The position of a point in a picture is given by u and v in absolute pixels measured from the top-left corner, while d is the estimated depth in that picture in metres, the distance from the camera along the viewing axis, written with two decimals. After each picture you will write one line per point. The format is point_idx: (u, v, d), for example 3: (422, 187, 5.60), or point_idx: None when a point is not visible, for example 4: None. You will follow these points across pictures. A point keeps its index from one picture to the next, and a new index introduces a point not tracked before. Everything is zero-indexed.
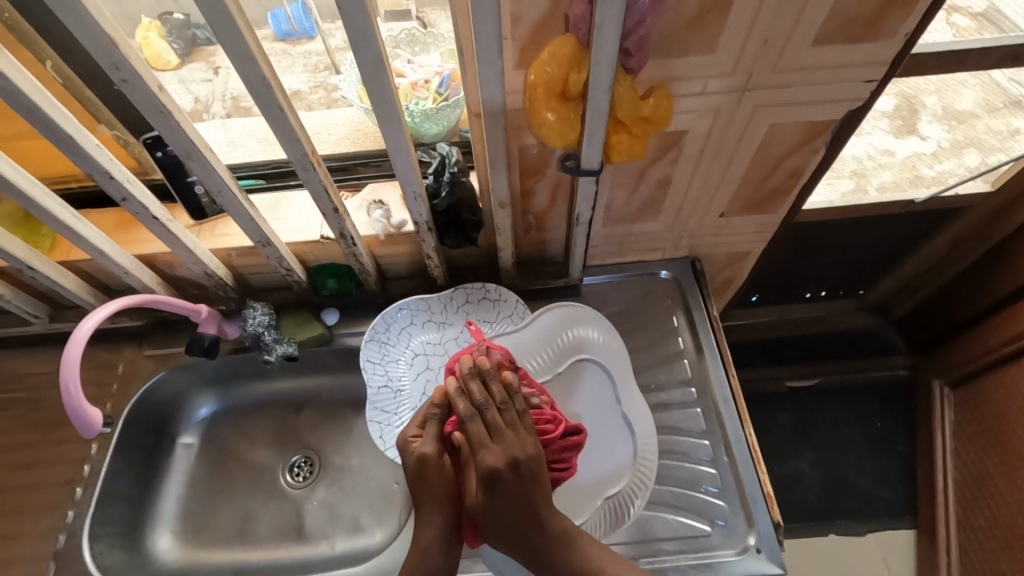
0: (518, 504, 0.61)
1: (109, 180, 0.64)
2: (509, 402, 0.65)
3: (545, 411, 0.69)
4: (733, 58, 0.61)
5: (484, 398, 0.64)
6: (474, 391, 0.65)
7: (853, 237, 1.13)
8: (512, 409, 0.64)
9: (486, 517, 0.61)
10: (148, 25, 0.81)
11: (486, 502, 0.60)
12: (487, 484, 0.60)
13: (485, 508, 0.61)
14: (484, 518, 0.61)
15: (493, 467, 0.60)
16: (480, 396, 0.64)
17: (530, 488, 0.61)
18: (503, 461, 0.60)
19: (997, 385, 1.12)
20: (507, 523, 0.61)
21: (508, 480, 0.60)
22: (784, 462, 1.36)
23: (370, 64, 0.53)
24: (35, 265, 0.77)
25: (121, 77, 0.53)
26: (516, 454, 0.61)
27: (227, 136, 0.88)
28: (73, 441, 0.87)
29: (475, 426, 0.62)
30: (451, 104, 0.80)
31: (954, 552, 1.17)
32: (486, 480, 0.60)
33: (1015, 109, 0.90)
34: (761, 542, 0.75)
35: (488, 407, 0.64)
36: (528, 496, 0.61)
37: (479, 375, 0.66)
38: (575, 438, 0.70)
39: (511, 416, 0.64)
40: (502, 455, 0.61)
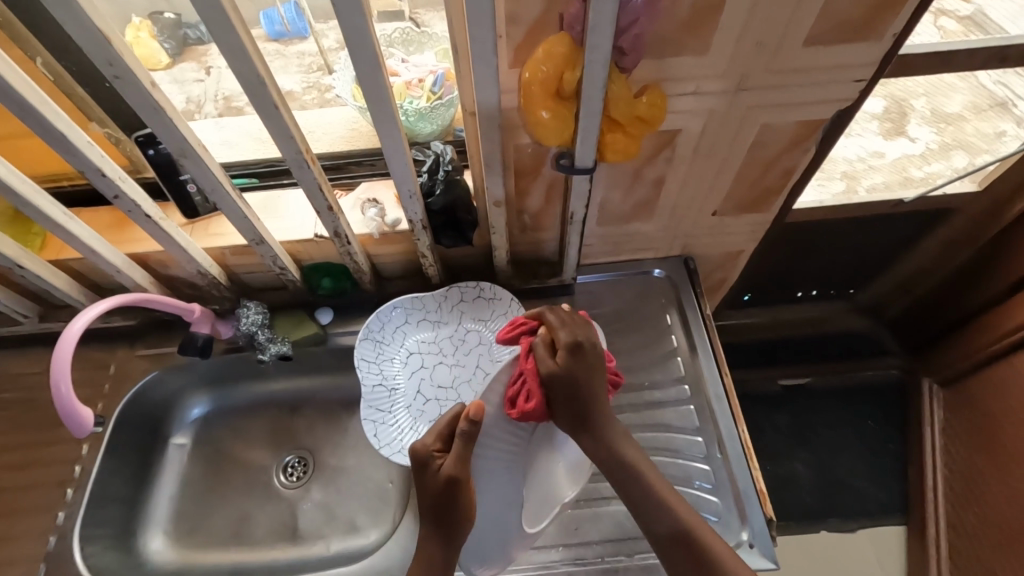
0: (588, 383, 0.68)
1: (101, 177, 0.64)
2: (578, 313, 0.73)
3: (602, 352, 0.76)
4: (726, 59, 0.62)
5: (560, 308, 0.73)
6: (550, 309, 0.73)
7: (844, 238, 1.14)
8: (583, 317, 0.73)
9: (560, 392, 0.67)
10: (139, 25, 0.79)
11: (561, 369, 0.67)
12: (572, 349, 0.67)
13: (560, 376, 0.67)
14: (563, 385, 0.67)
15: (574, 338, 0.68)
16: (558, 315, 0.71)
17: (597, 372, 0.68)
18: (584, 336, 0.68)
19: (987, 383, 1.14)
20: (569, 399, 0.67)
21: (586, 353, 0.68)
22: (777, 460, 1.37)
23: (366, 62, 0.53)
24: (25, 264, 0.76)
25: (114, 73, 0.52)
26: (592, 333, 0.70)
27: (221, 134, 0.88)
28: (63, 442, 0.86)
29: (557, 315, 0.71)
30: (445, 102, 0.80)
31: (944, 548, 1.18)
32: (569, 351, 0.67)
33: (1000, 111, 0.93)
34: (754, 538, 0.75)
35: (564, 311, 0.73)
36: (596, 372, 0.68)
37: (551, 308, 0.74)
38: (617, 378, 0.74)
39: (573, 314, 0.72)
40: (576, 334, 0.69)
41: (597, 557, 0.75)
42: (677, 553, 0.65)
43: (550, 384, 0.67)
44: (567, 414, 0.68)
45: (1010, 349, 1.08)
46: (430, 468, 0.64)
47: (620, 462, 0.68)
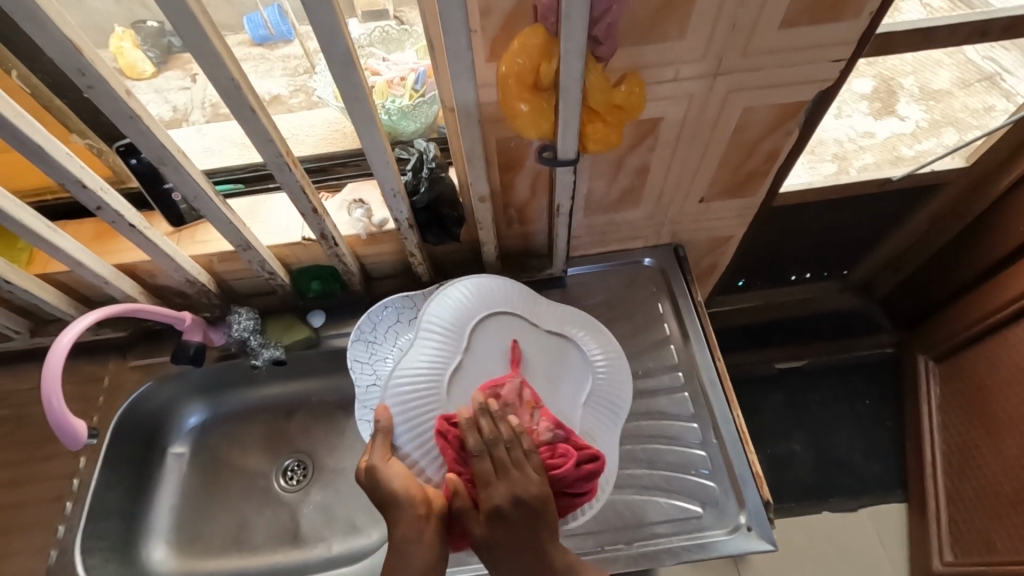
0: (518, 549, 0.58)
1: (82, 189, 0.63)
2: (516, 441, 0.62)
3: (558, 444, 0.65)
4: (704, 43, 0.61)
5: (490, 434, 0.62)
6: (483, 429, 0.63)
7: (835, 219, 1.14)
8: (517, 445, 0.62)
9: (495, 547, 0.58)
10: (122, 34, 0.81)
11: (489, 537, 0.58)
12: (490, 518, 0.58)
13: (487, 547, 0.58)
14: (481, 553, 0.59)
15: (506, 497, 0.58)
16: (490, 432, 0.62)
17: (536, 528, 0.58)
18: (507, 502, 0.58)
19: (980, 357, 1.14)
20: (502, 564, 0.59)
21: (512, 518, 0.58)
22: (777, 444, 1.37)
23: (340, 63, 0.53)
24: (12, 280, 0.76)
25: (87, 83, 0.52)
26: (520, 494, 0.58)
27: (203, 142, 0.87)
28: (61, 455, 0.86)
29: (482, 464, 0.60)
30: (428, 100, 0.80)
31: (943, 522, 1.19)
32: (488, 519, 0.58)
33: (988, 86, 0.93)
34: (751, 520, 0.76)
35: (494, 443, 0.61)
36: (529, 531, 0.58)
37: (489, 412, 0.64)
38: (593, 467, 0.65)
39: (516, 454, 0.61)
40: (496, 493, 0.59)
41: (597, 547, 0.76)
42: None
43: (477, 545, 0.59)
44: (506, 556, 0.58)
45: (1000, 325, 1.09)
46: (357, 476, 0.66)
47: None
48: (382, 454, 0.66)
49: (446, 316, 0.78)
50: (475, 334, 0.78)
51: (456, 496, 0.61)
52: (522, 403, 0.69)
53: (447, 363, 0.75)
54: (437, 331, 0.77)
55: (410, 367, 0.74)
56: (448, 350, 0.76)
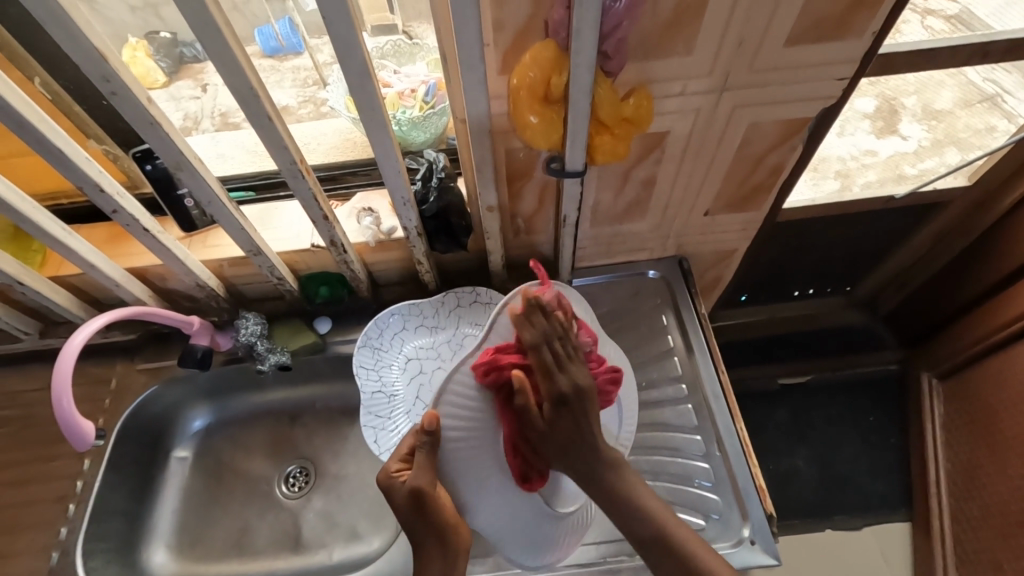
0: (576, 430, 0.66)
1: (100, 193, 0.65)
2: (566, 336, 0.68)
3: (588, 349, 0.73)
4: (710, 59, 0.63)
5: (548, 330, 0.67)
6: (538, 324, 0.67)
7: (838, 236, 1.15)
8: (570, 341, 0.69)
9: (557, 431, 0.66)
10: (136, 45, 0.82)
11: (554, 423, 0.66)
12: (557, 404, 0.65)
13: (552, 436, 0.66)
14: (547, 442, 0.66)
15: (564, 389, 0.65)
16: (543, 325, 0.67)
17: (590, 413, 0.66)
18: (571, 388, 0.66)
19: (984, 375, 1.14)
20: (561, 452, 0.66)
21: (574, 405, 0.66)
22: (781, 459, 1.36)
23: (356, 73, 0.54)
24: (26, 281, 0.77)
25: (110, 89, 0.53)
26: (582, 382, 0.66)
27: (217, 149, 0.90)
28: (66, 456, 0.86)
29: (543, 355, 0.66)
30: (437, 112, 0.81)
31: (948, 541, 1.18)
32: (557, 405, 0.65)
33: (989, 107, 0.94)
34: (755, 534, 0.76)
35: (552, 337, 0.67)
36: (588, 413, 0.66)
37: (541, 309, 0.67)
38: (615, 373, 0.72)
39: (569, 348, 0.68)
40: (563, 385, 0.66)
41: (600, 558, 0.75)
42: (661, 559, 0.64)
43: (541, 432, 0.66)
44: (566, 434, 0.66)
45: (1004, 342, 1.09)
46: (394, 486, 0.62)
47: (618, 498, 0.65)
48: (425, 475, 0.62)
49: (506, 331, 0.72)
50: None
51: (524, 394, 0.64)
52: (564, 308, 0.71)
53: None
54: None
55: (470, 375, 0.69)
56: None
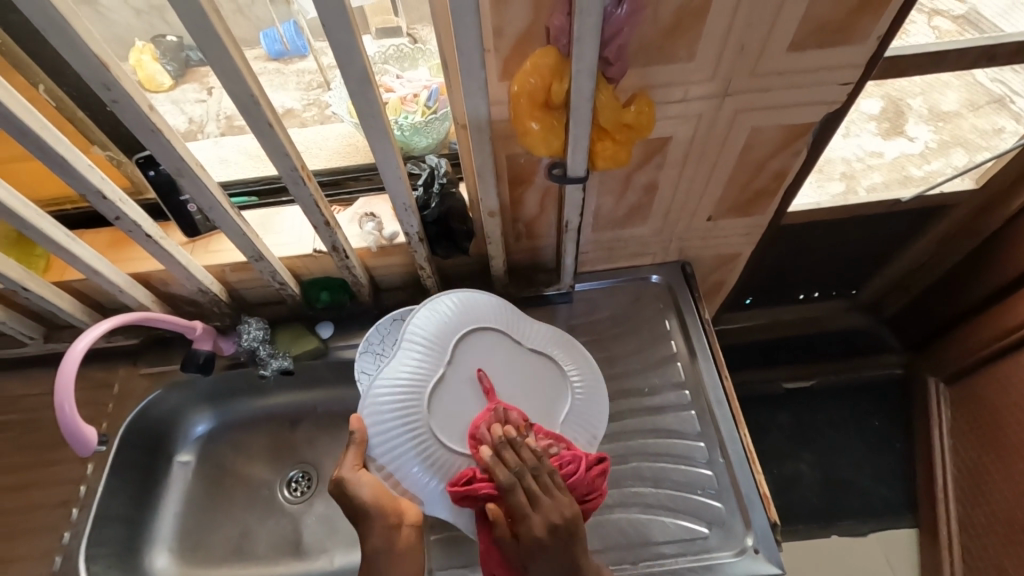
0: (557, 575, 0.60)
1: (102, 200, 0.65)
2: (542, 467, 0.64)
3: (564, 454, 0.68)
4: (712, 64, 0.62)
5: (518, 465, 0.64)
6: (509, 459, 0.65)
7: (843, 239, 1.14)
8: (545, 472, 0.64)
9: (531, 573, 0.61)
10: (142, 48, 0.83)
11: (528, 562, 0.61)
12: (531, 549, 0.60)
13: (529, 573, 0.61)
14: (524, 574, 0.62)
15: (535, 535, 0.60)
16: (516, 463, 0.64)
17: (571, 549, 0.61)
18: (545, 530, 0.60)
19: (991, 381, 1.13)
20: None
21: (549, 546, 0.60)
22: (785, 465, 1.35)
23: (356, 80, 0.54)
24: (29, 285, 0.77)
25: (112, 97, 0.53)
26: (556, 520, 0.60)
27: (221, 154, 0.89)
28: (69, 460, 0.87)
29: (513, 497, 0.62)
30: (440, 116, 0.81)
31: (955, 549, 1.16)
32: (530, 549, 0.60)
33: (997, 108, 0.93)
34: (758, 542, 0.75)
35: (523, 473, 0.63)
36: (569, 554, 0.61)
37: (509, 442, 0.67)
38: (603, 465, 0.68)
39: (545, 481, 0.63)
40: (533, 527, 0.60)
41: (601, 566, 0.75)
42: None
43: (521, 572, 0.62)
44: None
45: (1011, 347, 1.08)
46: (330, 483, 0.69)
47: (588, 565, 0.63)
48: (351, 467, 0.68)
49: (430, 325, 0.77)
50: (459, 347, 0.77)
51: (499, 528, 0.62)
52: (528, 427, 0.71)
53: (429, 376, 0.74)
54: (421, 341, 0.76)
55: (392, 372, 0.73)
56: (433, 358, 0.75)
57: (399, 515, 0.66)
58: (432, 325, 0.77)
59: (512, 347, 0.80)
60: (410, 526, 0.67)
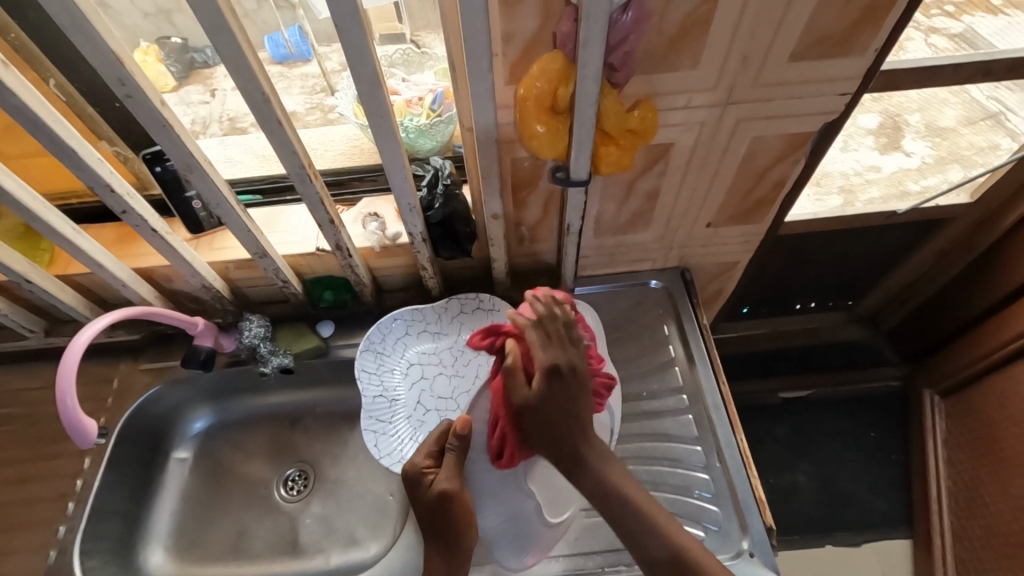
0: (564, 414, 0.67)
1: (110, 194, 0.66)
2: (570, 322, 0.71)
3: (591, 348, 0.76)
4: (714, 73, 0.64)
5: (549, 315, 0.70)
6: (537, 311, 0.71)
7: (841, 250, 1.15)
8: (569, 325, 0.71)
9: (541, 415, 0.67)
10: (147, 49, 0.83)
11: (541, 396, 0.67)
12: (547, 380, 0.67)
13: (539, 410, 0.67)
14: (532, 414, 0.68)
15: (554, 364, 0.67)
16: (548, 314, 0.71)
17: (580, 398, 0.68)
18: (565, 362, 0.68)
19: (986, 393, 1.14)
20: (549, 430, 0.68)
21: (563, 382, 0.67)
22: (781, 474, 1.36)
23: (367, 80, 0.55)
24: (33, 278, 0.77)
25: (126, 92, 0.54)
26: (574, 363, 0.69)
27: (226, 153, 0.90)
28: (68, 454, 0.87)
29: (536, 334, 0.69)
30: (445, 119, 0.82)
31: (950, 560, 1.17)
32: (545, 378, 0.67)
33: (992, 125, 0.95)
34: (754, 546, 0.75)
35: (552, 324, 0.70)
36: (577, 401, 0.68)
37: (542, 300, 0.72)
38: (610, 381, 0.76)
39: (570, 331, 0.71)
40: (553, 359, 0.68)
41: (597, 568, 0.75)
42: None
43: (528, 414, 0.68)
44: (557, 420, 0.67)
45: (1007, 359, 1.09)
46: (420, 482, 0.70)
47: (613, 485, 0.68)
48: (453, 478, 0.70)
49: None
50: None
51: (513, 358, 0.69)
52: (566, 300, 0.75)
53: None
54: None
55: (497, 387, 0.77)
56: None
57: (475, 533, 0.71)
58: None
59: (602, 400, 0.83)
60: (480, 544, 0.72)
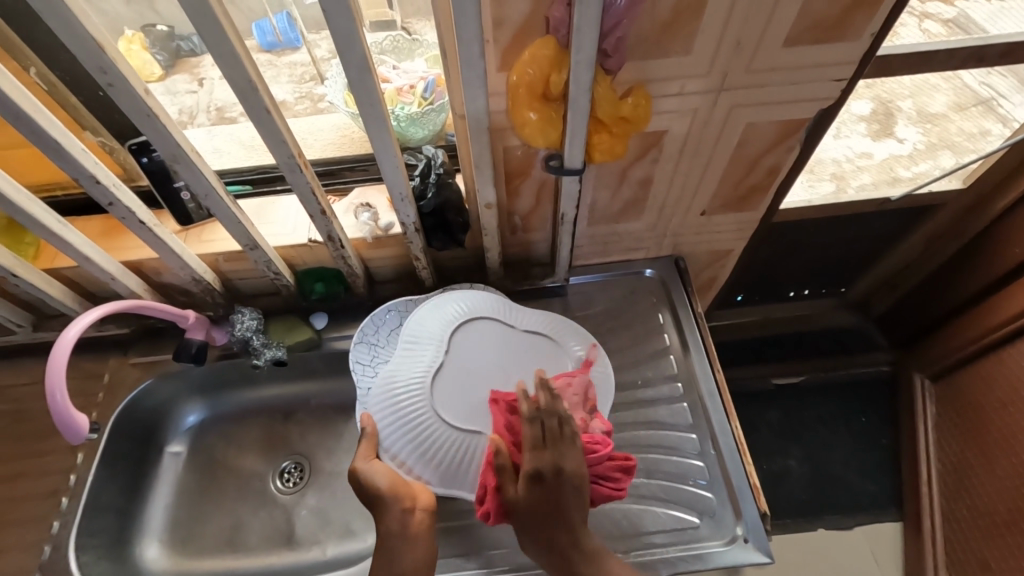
0: (551, 510, 0.64)
1: (95, 185, 0.64)
2: (562, 414, 0.68)
3: (594, 435, 0.71)
4: (708, 60, 0.63)
5: (547, 404, 0.68)
6: (541, 402, 0.68)
7: (834, 237, 1.16)
8: (563, 421, 0.67)
9: (531, 512, 0.64)
10: (131, 37, 0.81)
11: (528, 496, 0.64)
12: (532, 483, 0.64)
13: (525, 505, 0.64)
14: (524, 515, 0.64)
15: (537, 467, 0.64)
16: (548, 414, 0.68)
17: (569, 500, 0.64)
18: (551, 467, 0.64)
19: (975, 378, 1.15)
20: (543, 522, 0.64)
21: (549, 484, 0.64)
22: (774, 460, 1.37)
23: (356, 68, 0.54)
24: (19, 272, 0.76)
25: (107, 81, 0.53)
26: (563, 465, 0.65)
27: (213, 143, 0.89)
28: (60, 450, 0.86)
29: (533, 430, 0.67)
30: (436, 108, 0.81)
31: (938, 542, 1.19)
32: (530, 478, 0.64)
33: (984, 111, 0.95)
34: (748, 532, 0.76)
35: (546, 415, 0.67)
36: (565, 504, 0.64)
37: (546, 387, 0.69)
38: (626, 462, 0.70)
39: (563, 427, 0.67)
40: (540, 461, 0.65)
41: None
42: None
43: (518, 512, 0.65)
44: (546, 518, 0.64)
45: (997, 344, 1.10)
46: None
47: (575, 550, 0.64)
48: (367, 455, 0.73)
49: (426, 323, 0.81)
50: (459, 340, 0.80)
51: (501, 455, 0.66)
52: (586, 400, 0.75)
53: (427, 368, 0.77)
54: (421, 338, 0.80)
55: (397, 367, 0.78)
56: (432, 351, 0.79)
57: (413, 499, 0.69)
58: (432, 324, 0.81)
59: (513, 334, 0.82)
60: (423, 511, 0.69)
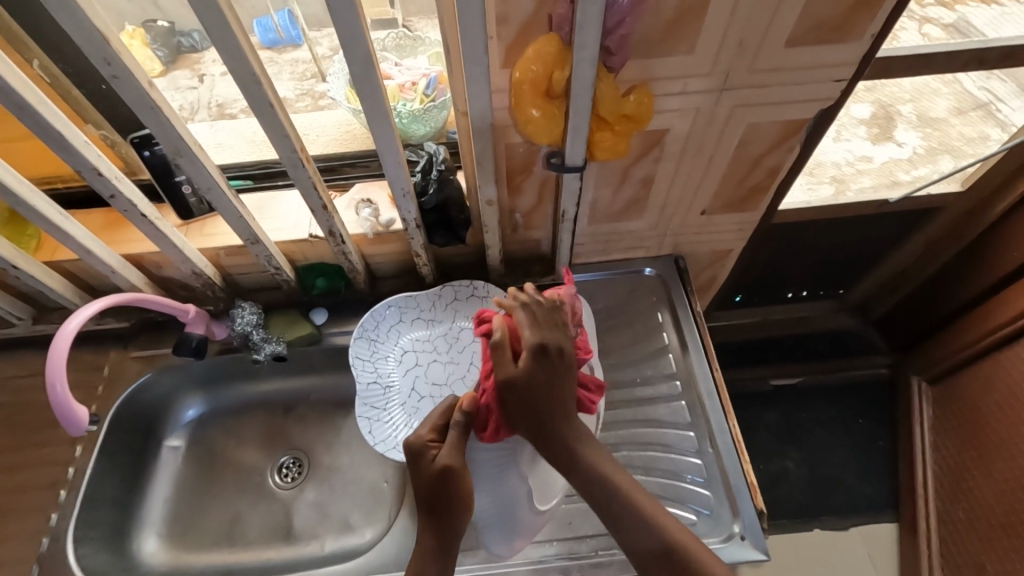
0: (553, 387, 0.64)
1: (97, 177, 0.64)
2: (554, 307, 0.69)
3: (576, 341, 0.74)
4: (710, 59, 0.63)
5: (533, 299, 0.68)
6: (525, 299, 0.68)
7: (833, 239, 1.16)
8: (555, 311, 0.68)
9: (528, 390, 0.63)
10: (132, 33, 0.80)
11: (528, 376, 0.63)
12: (534, 357, 0.63)
13: (522, 383, 0.63)
14: (521, 394, 0.63)
15: (541, 341, 0.64)
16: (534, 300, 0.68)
17: (565, 378, 0.65)
18: (551, 341, 0.64)
19: (972, 380, 1.16)
20: (540, 403, 0.64)
21: (550, 360, 0.64)
22: (771, 461, 1.38)
23: (360, 62, 0.54)
24: (20, 264, 0.76)
25: (112, 72, 0.53)
26: (561, 342, 0.65)
27: (216, 137, 0.89)
28: (59, 442, 0.86)
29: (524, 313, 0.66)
30: (439, 104, 0.81)
31: (934, 543, 1.19)
32: (534, 355, 0.63)
33: (983, 115, 0.96)
34: (745, 530, 0.76)
35: (535, 303, 0.68)
36: (561, 385, 0.65)
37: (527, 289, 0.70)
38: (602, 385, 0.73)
39: (554, 314, 0.68)
40: (541, 336, 0.64)
41: (591, 551, 0.76)
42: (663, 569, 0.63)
43: (512, 392, 0.63)
44: (549, 397, 0.64)
45: (994, 346, 1.10)
46: (423, 457, 0.64)
47: (609, 486, 0.65)
48: (457, 455, 0.65)
49: None
50: None
51: (501, 331, 0.65)
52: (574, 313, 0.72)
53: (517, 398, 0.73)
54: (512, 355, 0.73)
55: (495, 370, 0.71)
56: None
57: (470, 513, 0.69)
58: None
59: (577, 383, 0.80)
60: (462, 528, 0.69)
